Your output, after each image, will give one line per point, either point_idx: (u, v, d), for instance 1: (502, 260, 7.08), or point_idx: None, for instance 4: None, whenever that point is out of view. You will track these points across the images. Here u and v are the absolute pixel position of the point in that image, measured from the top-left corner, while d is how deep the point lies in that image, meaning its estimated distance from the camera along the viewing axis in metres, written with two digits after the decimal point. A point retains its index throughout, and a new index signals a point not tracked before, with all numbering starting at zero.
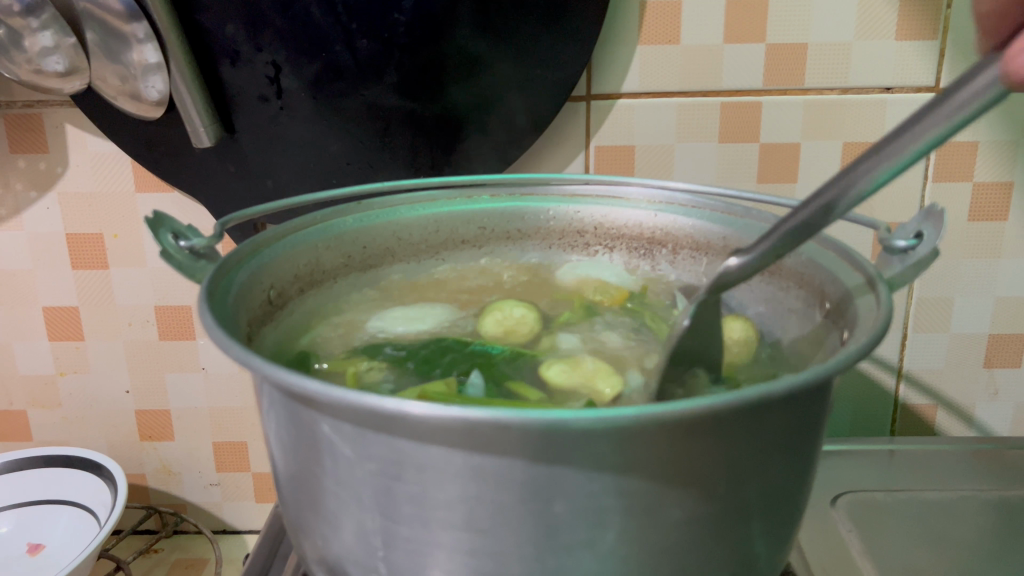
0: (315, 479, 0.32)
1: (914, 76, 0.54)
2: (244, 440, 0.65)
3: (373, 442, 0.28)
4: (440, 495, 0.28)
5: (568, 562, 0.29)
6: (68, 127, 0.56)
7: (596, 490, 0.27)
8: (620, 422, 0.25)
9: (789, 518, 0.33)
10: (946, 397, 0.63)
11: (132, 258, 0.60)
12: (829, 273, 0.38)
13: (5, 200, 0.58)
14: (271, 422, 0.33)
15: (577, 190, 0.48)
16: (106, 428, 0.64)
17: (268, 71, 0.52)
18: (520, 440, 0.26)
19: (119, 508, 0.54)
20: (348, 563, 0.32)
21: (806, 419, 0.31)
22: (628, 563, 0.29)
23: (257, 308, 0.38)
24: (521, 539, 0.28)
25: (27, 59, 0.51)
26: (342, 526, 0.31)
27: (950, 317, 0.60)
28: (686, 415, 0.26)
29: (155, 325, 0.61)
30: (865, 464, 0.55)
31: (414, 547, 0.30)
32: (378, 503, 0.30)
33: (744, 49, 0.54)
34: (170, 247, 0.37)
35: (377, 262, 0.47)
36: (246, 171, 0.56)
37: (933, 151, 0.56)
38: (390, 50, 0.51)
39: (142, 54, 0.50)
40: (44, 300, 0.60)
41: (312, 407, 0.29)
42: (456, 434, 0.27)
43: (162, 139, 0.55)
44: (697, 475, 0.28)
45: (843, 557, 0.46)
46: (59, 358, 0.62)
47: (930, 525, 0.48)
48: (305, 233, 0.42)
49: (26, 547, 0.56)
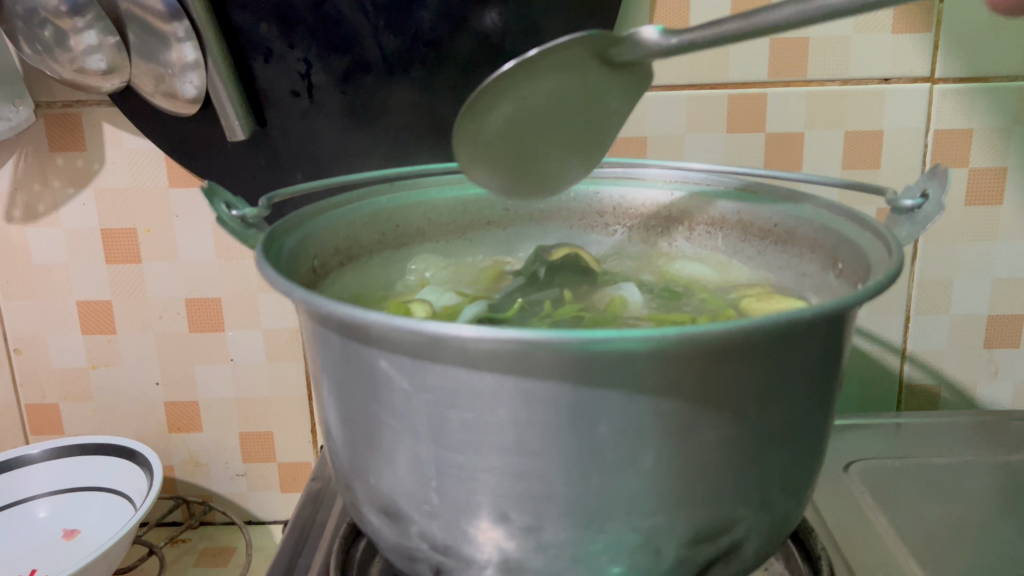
0: (370, 417, 0.34)
1: (910, 67, 0.58)
2: (270, 430, 0.67)
3: (429, 372, 0.30)
4: (493, 420, 0.30)
5: (612, 483, 0.31)
6: (105, 125, 0.58)
7: (637, 411, 0.30)
8: (662, 341, 0.28)
9: (810, 451, 0.35)
10: (950, 377, 0.65)
11: (164, 251, 0.62)
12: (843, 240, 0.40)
13: (43, 196, 0.60)
14: (325, 368, 0.35)
15: (595, 173, 0.51)
16: (136, 420, 0.66)
17: (299, 67, 0.55)
18: (568, 361, 0.29)
19: (155, 489, 0.56)
20: (400, 499, 0.34)
21: (826, 352, 0.33)
22: (666, 484, 0.31)
23: (304, 274, 0.40)
24: (568, 460, 0.31)
25: (71, 58, 0.53)
26: (395, 461, 0.34)
27: (951, 297, 0.63)
28: (721, 335, 0.28)
29: (186, 317, 0.63)
30: (875, 435, 0.58)
31: (466, 474, 0.32)
32: (432, 433, 0.32)
33: (749, 43, 0.57)
34: (224, 215, 0.39)
35: (408, 241, 0.49)
36: (276, 164, 0.58)
37: (930, 138, 0.59)
38: (416, 45, 0.54)
39: (181, 53, 0.53)
40: (78, 294, 0.63)
41: (371, 343, 0.31)
42: (509, 358, 0.29)
43: (196, 135, 0.57)
44: (729, 399, 0.30)
45: (858, 513, 0.48)
46: (92, 351, 0.64)
47: (940, 486, 0.51)
48: (345, 210, 0.45)
49: (62, 532, 0.58)
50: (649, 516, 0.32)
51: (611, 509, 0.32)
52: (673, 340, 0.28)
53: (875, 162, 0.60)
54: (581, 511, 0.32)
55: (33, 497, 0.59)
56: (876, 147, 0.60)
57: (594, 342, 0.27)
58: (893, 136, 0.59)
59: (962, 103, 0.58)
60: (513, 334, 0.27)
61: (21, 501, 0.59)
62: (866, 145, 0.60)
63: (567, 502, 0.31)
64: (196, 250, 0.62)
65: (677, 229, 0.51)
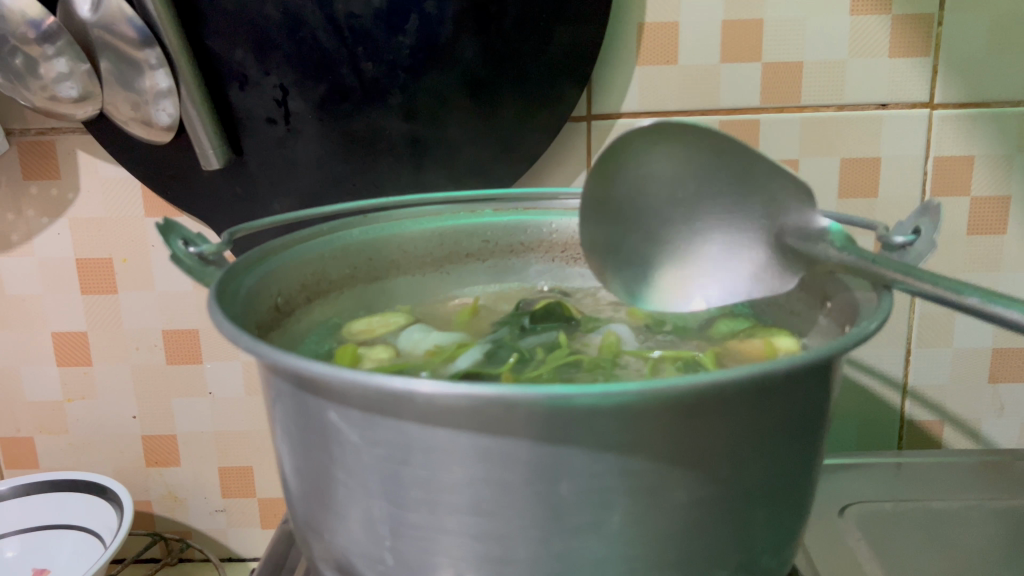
0: (322, 470, 0.32)
1: (908, 93, 0.56)
2: (250, 464, 0.65)
3: (380, 426, 0.28)
4: (448, 478, 0.28)
5: (575, 546, 0.29)
6: (79, 153, 0.57)
7: (600, 470, 0.28)
8: (623, 398, 0.25)
9: (793, 507, 0.33)
10: (953, 413, 0.63)
11: (140, 282, 0.60)
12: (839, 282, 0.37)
13: (17, 225, 0.59)
14: (278, 417, 0.33)
15: (579, 204, 0.49)
16: (113, 453, 0.65)
17: (275, 94, 0.53)
18: (525, 420, 0.27)
19: (124, 529, 0.54)
20: (355, 556, 0.32)
21: (808, 403, 0.31)
22: (634, 548, 0.29)
23: (265, 313, 0.39)
24: (527, 521, 0.28)
25: (42, 86, 0.52)
26: (349, 517, 0.32)
27: (952, 331, 0.61)
28: (688, 392, 0.26)
29: (162, 349, 0.62)
30: (871, 475, 0.55)
31: (421, 534, 0.30)
32: (385, 490, 0.30)
33: (740, 69, 0.55)
34: (179, 251, 0.37)
35: (383, 274, 0.48)
36: (254, 193, 0.57)
37: (929, 165, 0.57)
38: (395, 72, 0.53)
39: (154, 80, 0.51)
40: (53, 325, 0.61)
41: (320, 394, 0.29)
42: (460, 414, 0.27)
43: (171, 163, 0.56)
44: (700, 457, 0.28)
45: (852, 561, 0.45)
46: (67, 383, 0.63)
47: (939, 531, 0.48)
48: (313, 244, 0.43)
49: (31, 572, 0.56)
50: None
51: (576, 572, 0.29)
52: (637, 396, 0.25)
53: (873, 190, 0.58)
54: (544, 574, 0.30)
55: (3, 535, 0.58)
56: (874, 175, 0.58)
57: (552, 398, 0.25)
58: (891, 163, 0.57)
59: (963, 130, 0.56)
60: (462, 389, 0.25)
61: None
62: (863, 173, 0.58)
63: (529, 565, 0.29)
64: (173, 281, 0.60)
65: None
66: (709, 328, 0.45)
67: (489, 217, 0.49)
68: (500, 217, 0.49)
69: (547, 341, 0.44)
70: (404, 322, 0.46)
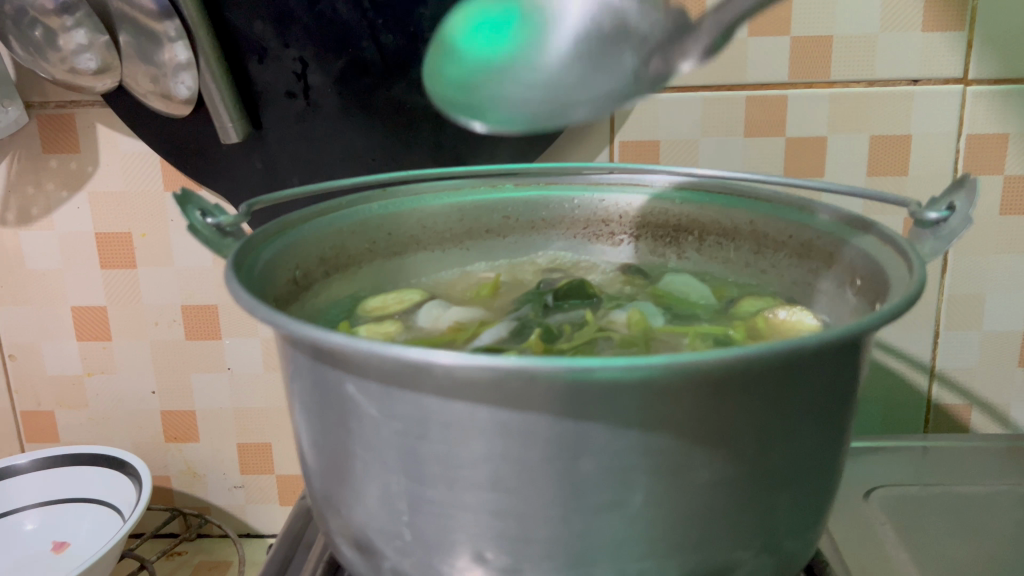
0: (340, 445, 0.31)
1: (942, 68, 0.54)
2: (268, 441, 0.65)
3: (399, 400, 0.28)
4: (466, 454, 0.28)
5: (595, 526, 0.28)
6: (98, 127, 0.57)
7: (623, 448, 0.27)
8: (646, 370, 0.25)
9: (819, 489, 0.33)
10: (980, 397, 0.62)
11: (159, 257, 0.60)
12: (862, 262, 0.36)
13: (37, 199, 0.59)
14: (296, 390, 0.33)
15: (601, 179, 0.49)
16: (133, 428, 0.65)
17: (295, 68, 0.53)
18: (547, 394, 0.26)
19: (143, 502, 0.54)
20: (372, 533, 0.32)
21: (837, 381, 0.30)
22: (655, 527, 0.29)
23: (282, 287, 0.38)
24: (547, 499, 0.28)
25: (61, 58, 0.51)
26: (366, 493, 0.31)
27: (982, 313, 0.60)
28: (713, 366, 0.25)
29: (182, 325, 0.62)
30: (896, 459, 0.54)
31: (439, 511, 0.29)
32: (402, 465, 0.29)
33: (768, 42, 0.54)
34: (197, 223, 0.37)
35: (401, 250, 0.47)
36: (273, 168, 0.56)
37: (962, 143, 0.56)
38: (416, 45, 0.52)
39: (172, 53, 0.51)
40: (73, 299, 0.61)
41: (338, 367, 0.29)
42: (480, 388, 0.26)
43: (190, 137, 0.56)
44: (725, 436, 0.28)
45: (876, 544, 0.45)
46: (87, 358, 0.63)
47: (967, 516, 0.47)
48: (331, 217, 0.42)
49: (52, 544, 0.57)
50: (638, 560, 0.29)
51: (597, 551, 0.29)
52: (662, 370, 0.25)
53: (902, 169, 0.57)
54: (565, 553, 0.29)
55: (23, 508, 0.58)
56: (904, 154, 0.56)
57: (575, 371, 0.24)
58: (922, 141, 0.56)
59: (998, 107, 0.55)
60: (481, 361, 0.25)
61: (11, 512, 0.58)
62: (893, 150, 0.56)
63: (549, 544, 0.29)
64: (192, 256, 0.60)
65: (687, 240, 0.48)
66: (733, 305, 0.44)
67: (509, 193, 0.48)
68: (521, 191, 0.48)
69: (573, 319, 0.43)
70: (418, 299, 0.46)
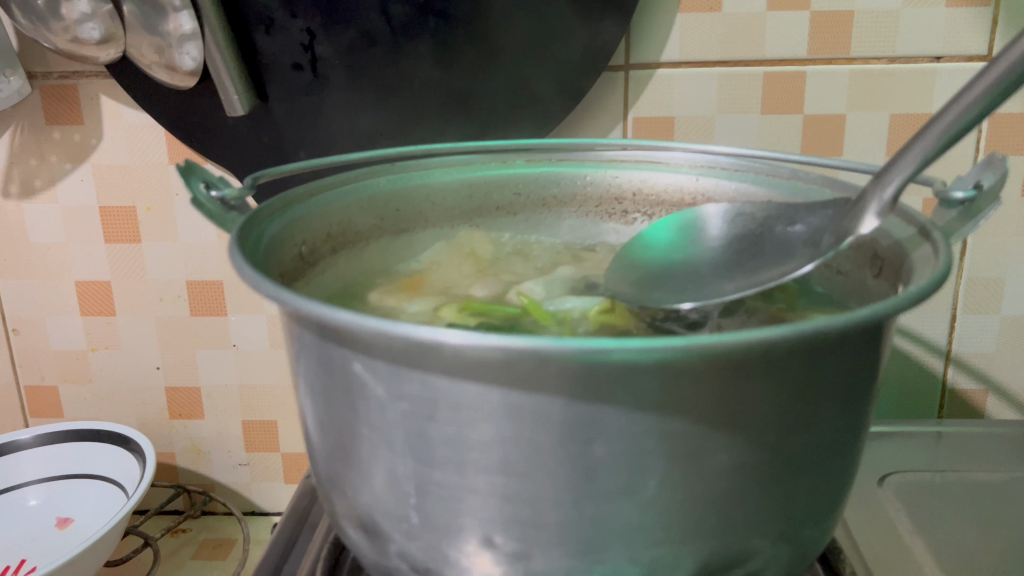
0: (346, 426, 0.30)
1: (965, 45, 0.53)
2: (274, 419, 0.65)
3: (407, 379, 0.27)
4: (475, 436, 0.27)
5: (607, 511, 0.28)
6: (102, 98, 0.56)
7: (638, 431, 0.26)
8: (662, 353, 0.24)
9: (839, 474, 0.32)
10: (998, 383, 0.61)
11: (164, 231, 0.59)
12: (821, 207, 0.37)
13: (40, 171, 0.58)
14: (301, 367, 0.32)
15: (614, 155, 0.47)
16: (138, 404, 0.64)
17: (302, 39, 0.52)
18: (559, 375, 0.25)
19: (147, 480, 0.53)
20: (378, 515, 0.31)
21: (859, 364, 0.29)
22: (669, 513, 0.28)
23: (287, 262, 0.37)
24: (557, 483, 0.27)
25: (64, 28, 0.50)
26: (373, 474, 0.30)
27: (1001, 297, 0.58)
28: (731, 349, 0.24)
29: (187, 301, 0.61)
30: (909, 444, 0.54)
31: (447, 493, 0.29)
32: (410, 447, 0.28)
33: (788, 17, 0.53)
34: (201, 196, 0.36)
35: (410, 226, 0.46)
36: (280, 141, 0.55)
37: (985, 123, 0.55)
38: (426, 16, 0.50)
39: (177, 23, 0.49)
40: (77, 274, 0.61)
41: (344, 344, 0.28)
42: (491, 369, 0.25)
43: (196, 110, 0.55)
44: (744, 419, 0.27)
45: (891, 532, 0.44)
46: (91, 333, 0.62)
47: (983, 503, 0.47)
48: (337, 193, 0.41)
49: (55, 520, 0.56)
50: (651, 547, 0.29)
51: (608, 538, 0.28)
52: (680, 352, 0.24)
53: None
54: (574, 539, 0.28)
55: (26, 483, 0.58)
56: None
57: (590, 353, 0.23)
58: None
59: None
60: (494, 341, 0.24)
61: (14, 487, 0.58)
62: (913, 128, 0.55)
63: (559, 529, 0.28)
64: (196, 232, 0.59)
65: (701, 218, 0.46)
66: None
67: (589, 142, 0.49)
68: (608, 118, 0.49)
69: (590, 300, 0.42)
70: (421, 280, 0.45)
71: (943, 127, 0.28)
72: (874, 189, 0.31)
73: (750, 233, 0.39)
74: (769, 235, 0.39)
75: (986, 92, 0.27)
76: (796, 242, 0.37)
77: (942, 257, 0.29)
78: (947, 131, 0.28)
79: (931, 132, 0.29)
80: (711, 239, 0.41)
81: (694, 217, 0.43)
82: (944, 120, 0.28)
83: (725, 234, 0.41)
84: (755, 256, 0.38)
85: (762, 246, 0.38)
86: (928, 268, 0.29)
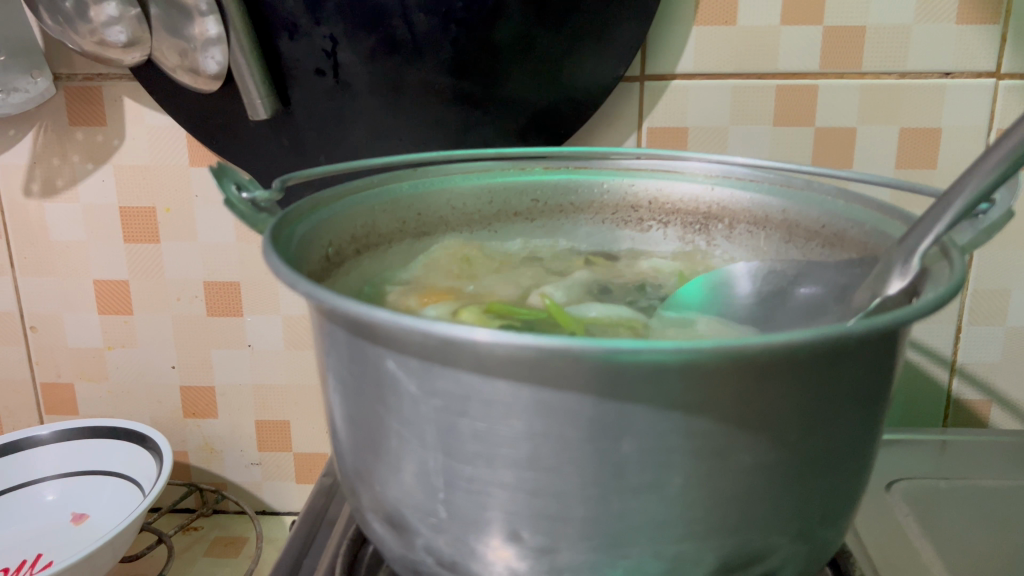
0: (376, 420, 0.31)
1: (975, 62, 0.54)
2: (287, 419, 0.65)
3: (439, 375, 0.28)
4: (506, 432, 0.28)
5: (632, 507, 0.28)
6: (125, 100, 0.57)
7: (664, 430, 0.27)
8: (693, 353, 0.24)
9: (855, 475, 0.33)
10: (1002, 393, 0.62)
11: (183, 232, 0.60)
12: (831, 267, 0.39)
13: (62, 171, 0.59)
14: (331, 363, 0.33)
15: (631, 164, 0.48)
16: (153, 402, 0.65)
17: (325, 45, 0.53)
18: (590, 374, 0.26)
19: (165, 476, 0.54)
20: (406, 509, 0.32)
21: (877, 367, 0.30)
22: (692, 510, 0.29)
23: (316, 264, 0.38)
24: (585, 479, 0.28)
25: (91, 30, 0.51)
26: (402, 469, 0.31)
27: (1007, 309, 0.60)
28: (757, 351, 0.25)
29: (204, 301, 0.62)
30: (916, 452, 0.55)
31: (476, 487, 0.29)
32: (441, 442, 0.29)
33: (802, 32, 0.54)
34: (234, 197, 0.36)
35: (431, 230, 0.47)
36: (301, 145, 0.56)
37: (993, 137, 0.56)
38: (447, 25, 0.51)
39: (202, 27, 0.50)
40: (95, 273, 0.61)
41: (377, 340, 0.29)
42: (524, 366, 0.26)
43: (219, 113, 0.55)
44: (766, 419, 0.28)
45: (899, 536, 0.45)
46: (108, 331, 0.63)
47: (990, 510, 0.48)
48: (362, 196, 0.42)
49: (71, 516, 0.57)
50: (674, 543, 0.29)
51: (632, 534, 0.29)
52: (709, 354, 0.25)
53: (931, 162, 0.57)
54: (600, 534, 0.29)
55: (42, 479, 0.59)
56: (933, 146, 0.56)
57: (621, 353, 0.24)
58: (952, 135, 0.56)
59: None
60: (529, 341, 0.24)
61: (31, 483, 0.58)
62: (922, 142, 0.56)
63: (585, 524, 0.29)
64: (215, 233, 0.60)
65: (717, 227, 0.47)
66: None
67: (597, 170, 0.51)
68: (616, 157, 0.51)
69: (609, 309, 0.43)
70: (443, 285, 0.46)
71: (967, 190, 0.30)
72: (900, 256, 0.32)
73: (771, 294, 0.40)
74: (785, 298, 0.40)
75: (1004, 160, 0.29)
76: (810, 305, 0.39)
77: (954, 269, 0.30)
78: (966, 200, 0.30)
79: (952, 202, 0.30)
80: (741, 297, 0.42)
81: (723, 276, 0.43)
82: (963, 190, 0.30)
83: (752, 292, 0.41)
84: (774, 322, 0.39)
85: (781, 311, 0.40)
86: (943, 279, 0.30)
